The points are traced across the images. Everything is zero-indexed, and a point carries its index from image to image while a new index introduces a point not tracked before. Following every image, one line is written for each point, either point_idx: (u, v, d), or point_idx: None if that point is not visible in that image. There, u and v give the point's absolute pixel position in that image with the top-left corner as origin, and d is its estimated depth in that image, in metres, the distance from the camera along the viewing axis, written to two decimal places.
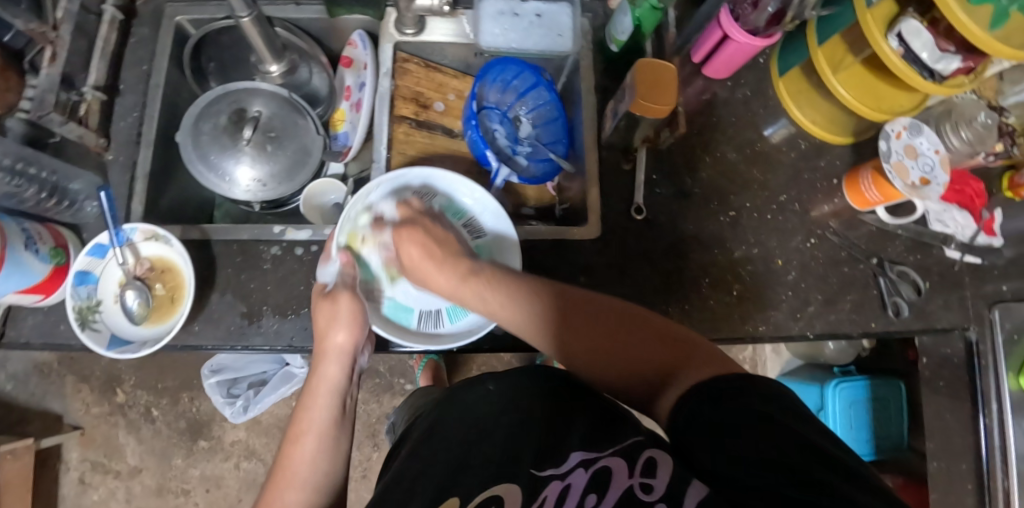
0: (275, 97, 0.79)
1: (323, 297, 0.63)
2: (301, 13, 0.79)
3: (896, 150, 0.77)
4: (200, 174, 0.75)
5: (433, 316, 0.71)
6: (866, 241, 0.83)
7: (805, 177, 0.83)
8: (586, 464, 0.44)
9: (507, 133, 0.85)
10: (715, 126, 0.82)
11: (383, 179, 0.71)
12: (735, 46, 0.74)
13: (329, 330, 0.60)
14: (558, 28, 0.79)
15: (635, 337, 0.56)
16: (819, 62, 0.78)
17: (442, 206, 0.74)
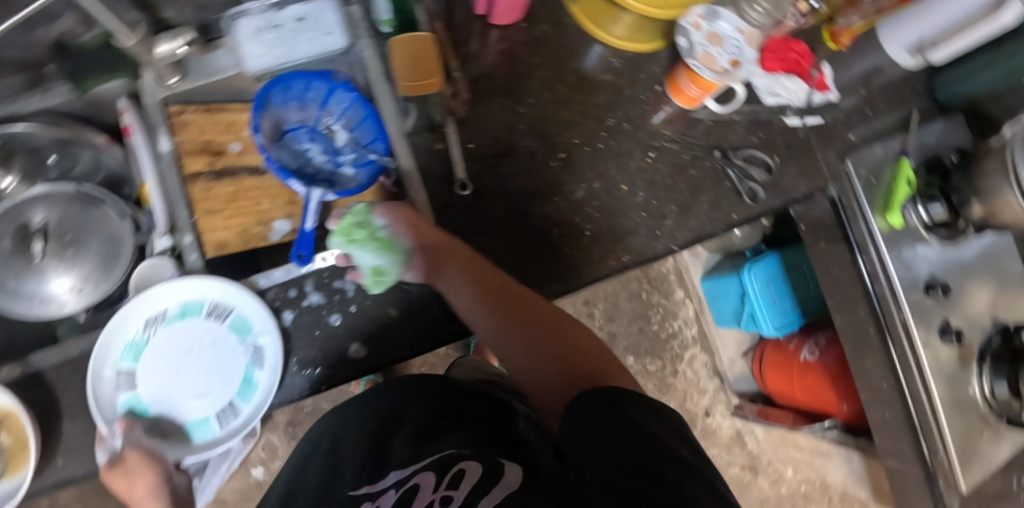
0: (61, 199, 0.74)
1: (110, 467, 0.62)
2: (49, 100, 0.72)
3: (699, 42, 0.75)
4: (7, 306, 0.69)
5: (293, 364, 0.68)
6: (706, 137, 0.82)
7: (628, 94, 0.81)
8: (397, 485, 0.53)
9: (324, 147, 0.81)
10: (522, 72, 0.78)
11: (114, 321, 0.66)
12: None
13: (131, 482, 0.63)
14: (325, 26, 0.73)
15: (543, 345, 0.64)
16: None
17: (192, 311, 0.68)
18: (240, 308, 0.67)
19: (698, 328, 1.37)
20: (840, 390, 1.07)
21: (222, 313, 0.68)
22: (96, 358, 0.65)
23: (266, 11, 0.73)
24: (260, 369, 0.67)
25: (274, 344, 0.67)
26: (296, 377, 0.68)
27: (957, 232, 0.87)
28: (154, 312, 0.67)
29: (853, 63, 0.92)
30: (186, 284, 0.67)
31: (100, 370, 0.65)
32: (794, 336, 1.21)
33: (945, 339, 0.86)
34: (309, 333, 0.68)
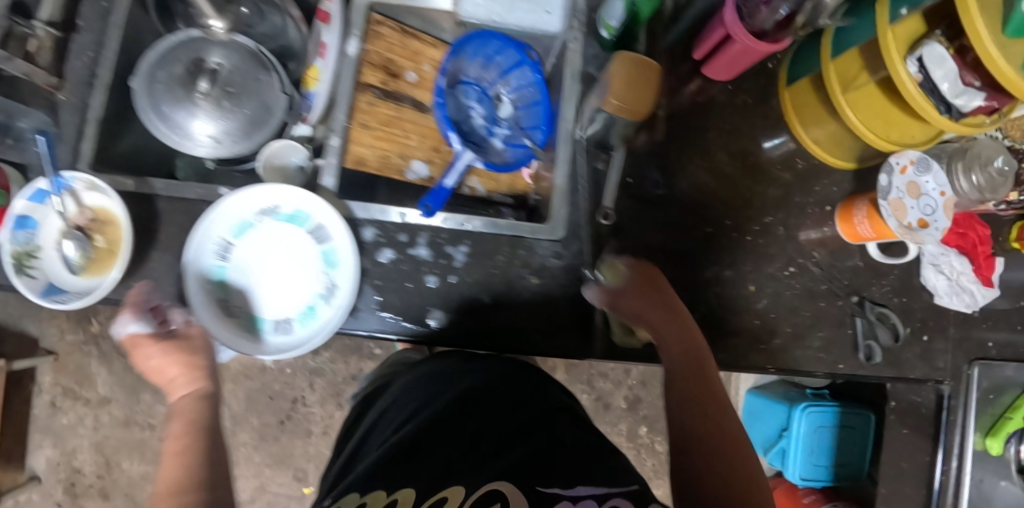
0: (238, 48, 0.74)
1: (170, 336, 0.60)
2: None
3: (898, 187, 0.70)
4: (151, 129, 0.71)
5: (374, 301, 0.67)
6: (849, 276, 0.78)
7: (795, 200, 0.77)
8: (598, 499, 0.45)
9: (485, 112, 0.79)
10: (709, 133, 0.76)
11: (223, 201, 0.65)
12: (738, 48, 0.67)
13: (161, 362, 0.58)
14: (547, 4, 0.70)
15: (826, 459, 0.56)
16: (829, 78, 0.69)
17: (299, 219, 0.67)
18: (340, 240, 0.66)
19: None
20: None
21: (322, 236, 0.67)
22: (194, 236, 0.63)
23: None
24: (330, 304, 0.65)
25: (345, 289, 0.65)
26: (372, 317, 0.66)
27: None
28: (269, 203, 0.67)
29: None
30: (297, 193, 0.66)
31: (204, 235, 0.65)
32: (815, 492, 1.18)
33: None
34: (401, 279, 0.67)
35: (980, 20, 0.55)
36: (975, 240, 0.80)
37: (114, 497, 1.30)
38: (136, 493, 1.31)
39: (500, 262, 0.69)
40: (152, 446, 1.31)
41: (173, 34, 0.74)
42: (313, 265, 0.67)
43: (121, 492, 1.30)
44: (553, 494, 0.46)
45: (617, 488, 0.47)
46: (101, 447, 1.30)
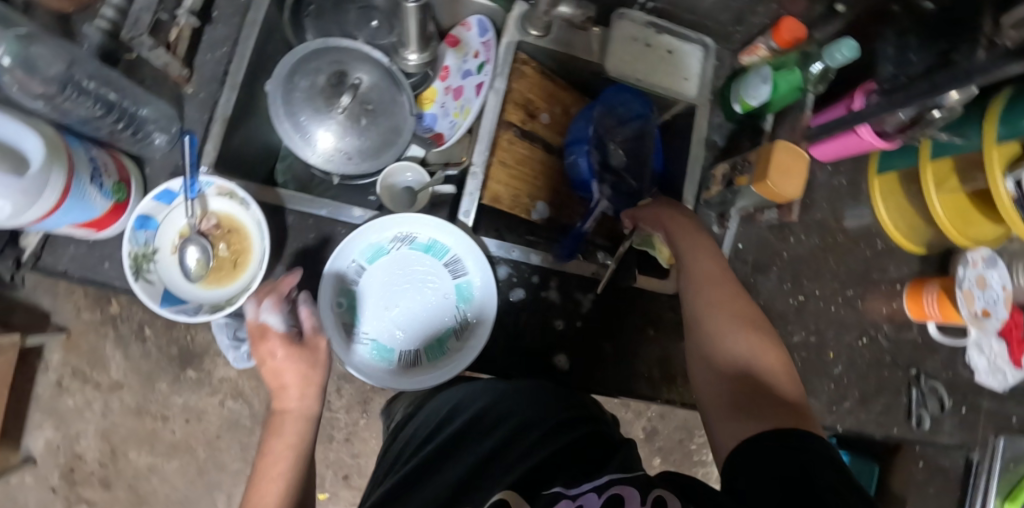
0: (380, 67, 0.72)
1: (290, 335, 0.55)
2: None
3: (970, 278, 0.78)
4: (284, 136, 0.69)
5: (500, 338, 0.68)
6: (910, 350, 0.85)
7: (872, 276, 0.84)
8: (597, 489, 0.43)
9: None
10: (806, 207, 0.82)
11: (363, 227, 0.65)
12: (855, 138, 0.73)
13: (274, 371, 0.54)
14: (685, 71, 0.75)
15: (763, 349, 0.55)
16: (925, 177, 0.76)
17: (435, 251, 0.68)
18: (477, 275, 0.67)
19: None
20: None
21: (458, 270, 0.68)
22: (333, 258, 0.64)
23: (648, 24, 0.74)
24: (460, 340, 0.67)
25: (477, 325, 0.67)
26: (496, 353, 0.67)
27: None
28: (407, 231, 0.68)
29: None
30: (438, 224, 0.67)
31: (342, 257, 0.65)
32: None
33: None
34: (528, 322, 0.68)
35: None
36: (1013, 325, 0.86)
37: (116, 488, 1.18)
38: (140, 484, 1.19)
39: (621, 310, 0.71)
40: (163, 438, 1.19)
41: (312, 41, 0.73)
42: (444, 298, 0.68)
43: (125, 483, 1.18)
44: (553, 495, 0.44)
45: (607, 479, 0.44)
46: (109, 435, 1.17)
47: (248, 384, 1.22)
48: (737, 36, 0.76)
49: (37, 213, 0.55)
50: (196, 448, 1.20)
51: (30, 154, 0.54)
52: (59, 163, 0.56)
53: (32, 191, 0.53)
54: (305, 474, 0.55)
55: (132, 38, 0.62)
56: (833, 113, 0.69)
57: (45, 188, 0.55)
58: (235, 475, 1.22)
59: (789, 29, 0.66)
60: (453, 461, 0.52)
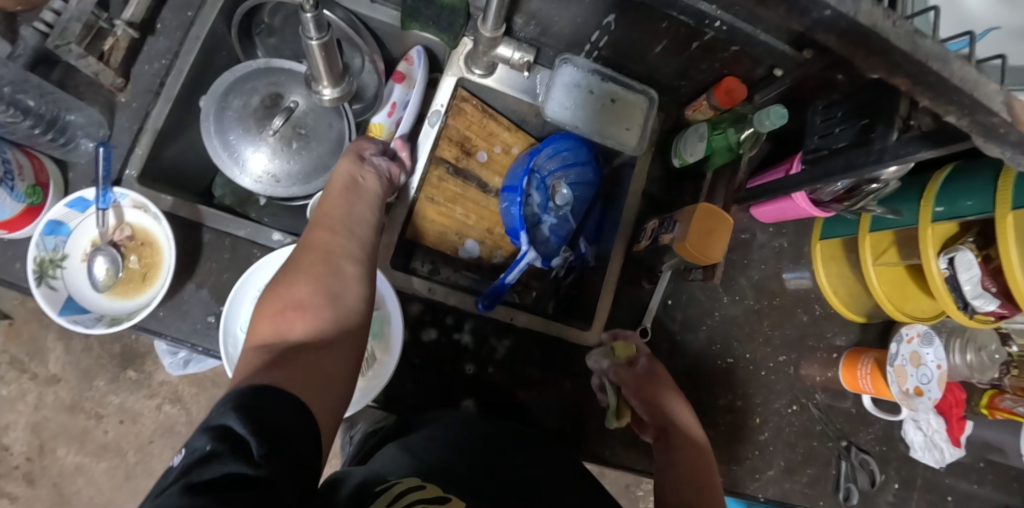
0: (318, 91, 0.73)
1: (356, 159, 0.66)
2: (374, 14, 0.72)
3: (903, 354, 0.77)
4: (212, 154, 0.69)
5: (407, 378, 0.67)
6: (843, 420, 0.83)
7: (808, 343, 0.83)
8: None
9: (541, 199, 0.75)
10: (744, 267, 0.81)
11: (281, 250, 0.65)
12: (789, 204, 0.73)
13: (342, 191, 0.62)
14: (626, 121, 0.75)
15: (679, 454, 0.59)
16: (863, 246, 0.74)
17: None
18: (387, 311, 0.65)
19: None
20: None
21: None
22: (243, 280, 0.63)
23: (592, 72, 0.75)
24: (364, 376, 0.64)
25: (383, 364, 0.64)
26: (401, 391, 0.67)
27: None
28: None
29: None
30: None
31: (249, 281, 0.64)
32: None
33: None
34: (439, 360, 0.68)
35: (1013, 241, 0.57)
36: (951, 401, 0.85)
37: (39, 485, 1.14)
38: (64, 484, 1.15)
39: (537, 359, 0.71)
40: (94, 438, 1.15)
41: (255, 60, 0.73)
42: None
43: (50, 481, 1.14)
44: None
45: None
46: (39, 429, 1.14)
47: (188, 390, 1.19)
48: (684, 90, 0.76)
49: None
50: (126, 452, 1.17)
51: None
52: None
53: None
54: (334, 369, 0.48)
55: (58, 46, 0.61)
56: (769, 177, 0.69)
57: None
58: None
59: (730, 91, 0.65)
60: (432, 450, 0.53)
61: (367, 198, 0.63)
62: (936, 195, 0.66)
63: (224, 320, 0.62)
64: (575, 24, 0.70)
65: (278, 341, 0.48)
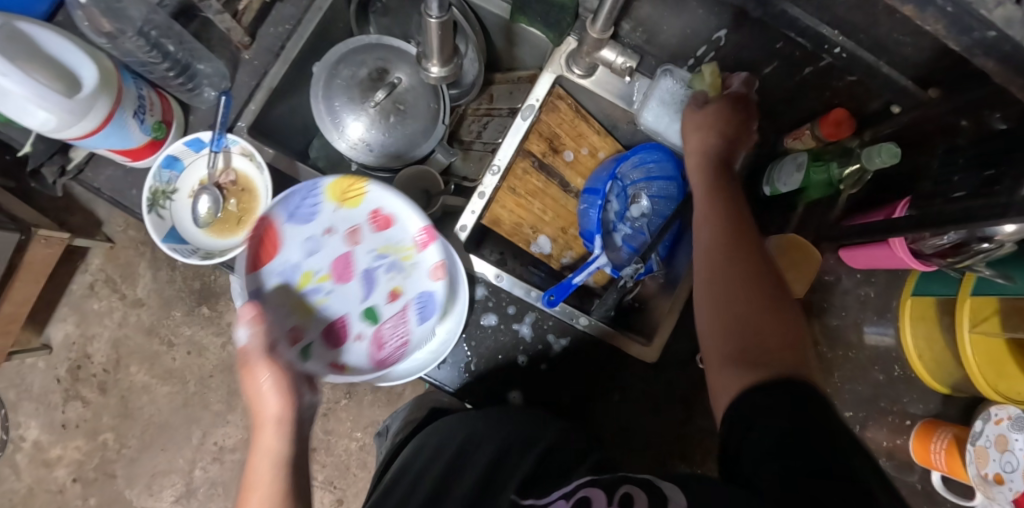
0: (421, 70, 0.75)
1: (244, 363, 0.47)
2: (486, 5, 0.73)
3: (988, 435, 0.71)
4: (318, 117, 0.72)
5: (463, 360, 0.69)
6: (905, 494, 0.77)
7: (879, 403, 0.78)
8: (565, 498, 0.48)
9: (619, 206, 0.76)
10: (820, 310, 0.78)
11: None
12: (887, 251, 0.69)
13: (262, 394, 0.46)
14: None
15: (734, 267, 0.53)
16: (961, 310, 0.69)
17: None
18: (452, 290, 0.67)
19: None
20: None
21: None
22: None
23: (694, 86, 0.73)
24: None
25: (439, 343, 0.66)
26: (456, 372, 0.68)
27: None
28: None
29: None
30: None
31: None
32: None
33: None
34: (494, 349, 0.69)
35: None
36: None
37: (110, 395, 1.24)
38: (131, 399, 1.24)
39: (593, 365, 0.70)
40: (163, 362, 1.24)
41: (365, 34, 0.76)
42: None
43: (119, 393, 1.24)
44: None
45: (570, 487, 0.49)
46: (119, 345, 1.24)
47: None
48: (787, 117, 0.74)
49: (74, 134, 0.59)
50: (189, 381, 1.25)
51: (84, 81, 0.58)
52: (106, 94, 0.59)
53: (74, 113, 0.56)
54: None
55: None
56: (868, 219, 0.66)
57: (87, 113, 0.58)
58: (216, 416, 1.25)
59: (838, 122, 0.63)
60: (427, 467, 0.56)
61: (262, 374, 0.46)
62: None
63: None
64: (683, 35, 0.71)
65: None
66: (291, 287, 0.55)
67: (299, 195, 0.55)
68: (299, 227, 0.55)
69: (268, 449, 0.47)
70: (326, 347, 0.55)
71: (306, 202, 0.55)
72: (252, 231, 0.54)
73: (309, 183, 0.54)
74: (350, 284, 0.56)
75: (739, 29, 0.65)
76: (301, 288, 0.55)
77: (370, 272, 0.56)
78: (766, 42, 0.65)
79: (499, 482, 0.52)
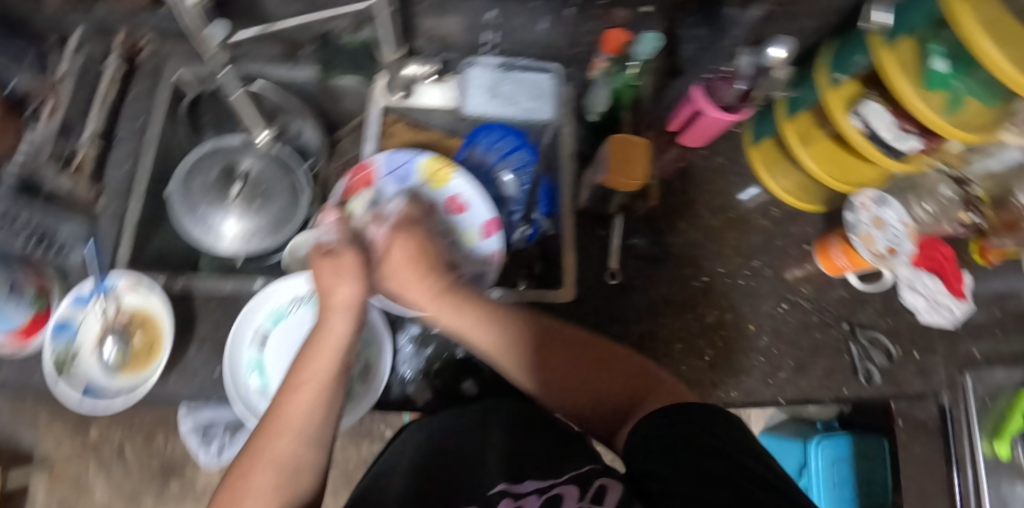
0: (265, 156, 0.81)
1: (323, 256, 0.58)
2: (294, 74, 0.83)
3: (864, 221, 0.79)
4: (185, 227, 0.76)
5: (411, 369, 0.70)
6: (838, 306, 0.84)
7: (777, 243, 0.86)
8: (539, 492, 0.48)
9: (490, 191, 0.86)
10: (692, 193, 0.86)
11: (257, 297, 0.71)
12: (707, 119, 0.74)
13: (334, 286, 0.57)
14: (539, 95, 0.83)
15: (605, 372, 0.60)
16: (788, 136, 0.80)
17: None
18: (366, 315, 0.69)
19: None
20: None
21: None
22: (235, 327, 0.70)
23: (495, 65, 0.83)
24: (363, 384, 0.66)
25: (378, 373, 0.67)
26: (407, 385, 0.69)
27: None
28: (305, 290, 0.73)
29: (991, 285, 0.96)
30: None
31: (243, 326, 0.71)
32: None
33: None
34: (427, 355, 0.70)
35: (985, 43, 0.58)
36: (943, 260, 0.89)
37: None
38: None
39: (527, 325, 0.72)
40: None
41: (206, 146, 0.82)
42: None
43: None
44: (500, 492, 0.48)
45: (561, 478, 0.49)
46: None
47: None
48: (580, 55, 0.86)
49: None
50: None
51: None
52: None
53: None
54: (323, 457, 0.51)
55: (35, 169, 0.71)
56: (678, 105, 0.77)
57: None
58: None
59: (615, 39, 0.73)
60: (392, 467, 0.58)
61: (348, 266, 0.58)
62: (828, 68, 0.76)
63: (229, 370, 0.68)
64: None
65: (285, 451, 0.49)
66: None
67: (402, 162, 0.79)
68: (393, 183, 0.78)
69: (332, 336, 0.55)
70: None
71: (402, 168, 0.79)
72: (354, 172, 0.76)
73: (411, 157, 0.78)
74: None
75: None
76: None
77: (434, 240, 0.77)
78: None
79: (453, 470, 0.53)
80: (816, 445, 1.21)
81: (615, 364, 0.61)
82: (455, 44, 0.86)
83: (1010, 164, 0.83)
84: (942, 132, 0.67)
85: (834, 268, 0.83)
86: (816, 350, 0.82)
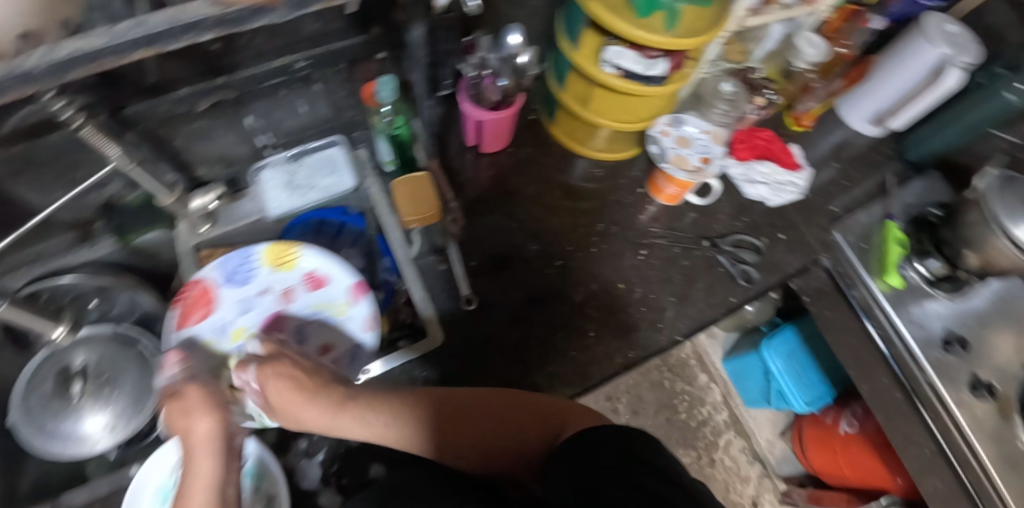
0: (98, 341, 0.76)
1: (171, 401, 0.58)
2: (93, 251, 0.78)
3: (670, 146, 0.83)
4: (34, 448, 0.70)
5: (319, 476, 0.70)
6: (692, 228, 0.88)
7: (613, 199, 0.88)
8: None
9: None
10: (517, 190, 0.86)
11: (135, 478, 0.67)
12: (490, 122, 0.78)
13: (189, 425, 0.56)
14: (336, 170, 0.81)
15: (482, 416, 0.62)
16: (569, 105, 0.82)
17: None
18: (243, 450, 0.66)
19: (728, 412, 1.38)
20: (887, 460, 1.06)
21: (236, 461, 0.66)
22: None
23: (283, 160, 0.81)
24: None
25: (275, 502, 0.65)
26: (320, 495, 0.69)
27: (960, 284, 0.89)
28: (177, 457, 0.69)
29: (820, 143, 1.01)
30: None
31: None
32: (830, 408, 1.22)
33: (977, 396, 0.85)
34: (327, 457, 0.70)
35: (615, 18, 0.69)
36: (767, 142, 0.94)
37: None
38: None
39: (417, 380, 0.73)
40: None
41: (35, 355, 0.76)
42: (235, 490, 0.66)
43: None
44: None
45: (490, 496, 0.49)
46: None
47: None
48: (359, 117, 0.86)
49: None
50: None
51: None
52: None
53: None
54: None
55: None
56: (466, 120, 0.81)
57: None
58: None
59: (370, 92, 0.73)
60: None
61: (214, 405, 0.58)
62: (564, 33, 0.77)
63: None
64: (233, 143, 0.79)
65: None
66: (223, 342, 0.69)
67: (237, 263, 0.70)
68: (235, 287, 0.70)
69: (199, 481, 0.54)
70: (251, 399, 0.67)
71: (240, 266, 0.71)
72: (187, 295, 0.68)
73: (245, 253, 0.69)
74: (286, 335, 0.71)
75: (252, 102, 0.74)
76: (223, 347, 0.69)
77: (301, 325, 0.71)
78: (273, 97, 0.75)
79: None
80: (767, 349, 1.18)
81: (500, 409, 0.62)
82: (238, 157, 0.83)
83: (776, 41, 0.94)
84: (677, 44, 0.70)
85: (671, 197, 0.86)
86: (687, 275, 0.84)
